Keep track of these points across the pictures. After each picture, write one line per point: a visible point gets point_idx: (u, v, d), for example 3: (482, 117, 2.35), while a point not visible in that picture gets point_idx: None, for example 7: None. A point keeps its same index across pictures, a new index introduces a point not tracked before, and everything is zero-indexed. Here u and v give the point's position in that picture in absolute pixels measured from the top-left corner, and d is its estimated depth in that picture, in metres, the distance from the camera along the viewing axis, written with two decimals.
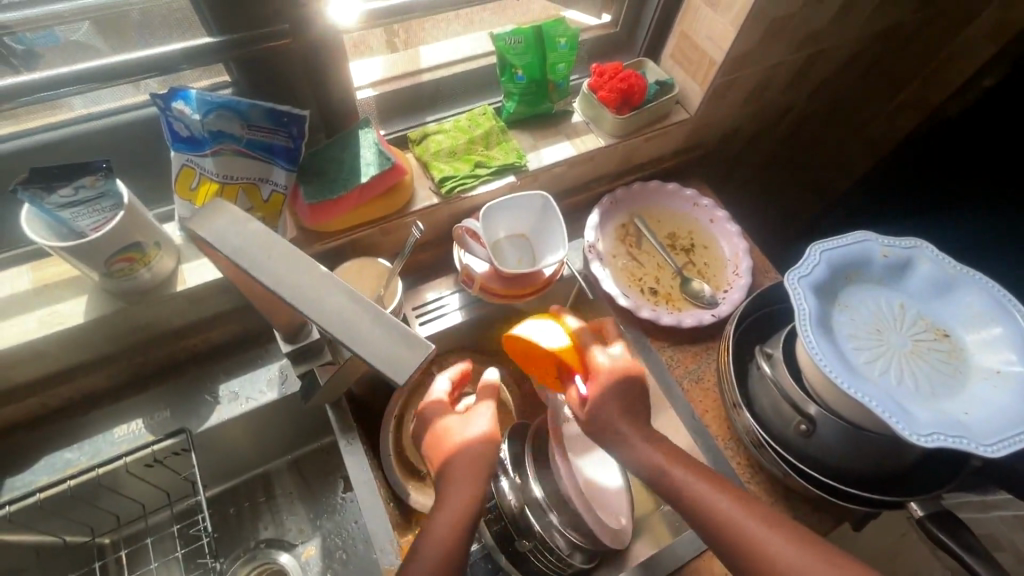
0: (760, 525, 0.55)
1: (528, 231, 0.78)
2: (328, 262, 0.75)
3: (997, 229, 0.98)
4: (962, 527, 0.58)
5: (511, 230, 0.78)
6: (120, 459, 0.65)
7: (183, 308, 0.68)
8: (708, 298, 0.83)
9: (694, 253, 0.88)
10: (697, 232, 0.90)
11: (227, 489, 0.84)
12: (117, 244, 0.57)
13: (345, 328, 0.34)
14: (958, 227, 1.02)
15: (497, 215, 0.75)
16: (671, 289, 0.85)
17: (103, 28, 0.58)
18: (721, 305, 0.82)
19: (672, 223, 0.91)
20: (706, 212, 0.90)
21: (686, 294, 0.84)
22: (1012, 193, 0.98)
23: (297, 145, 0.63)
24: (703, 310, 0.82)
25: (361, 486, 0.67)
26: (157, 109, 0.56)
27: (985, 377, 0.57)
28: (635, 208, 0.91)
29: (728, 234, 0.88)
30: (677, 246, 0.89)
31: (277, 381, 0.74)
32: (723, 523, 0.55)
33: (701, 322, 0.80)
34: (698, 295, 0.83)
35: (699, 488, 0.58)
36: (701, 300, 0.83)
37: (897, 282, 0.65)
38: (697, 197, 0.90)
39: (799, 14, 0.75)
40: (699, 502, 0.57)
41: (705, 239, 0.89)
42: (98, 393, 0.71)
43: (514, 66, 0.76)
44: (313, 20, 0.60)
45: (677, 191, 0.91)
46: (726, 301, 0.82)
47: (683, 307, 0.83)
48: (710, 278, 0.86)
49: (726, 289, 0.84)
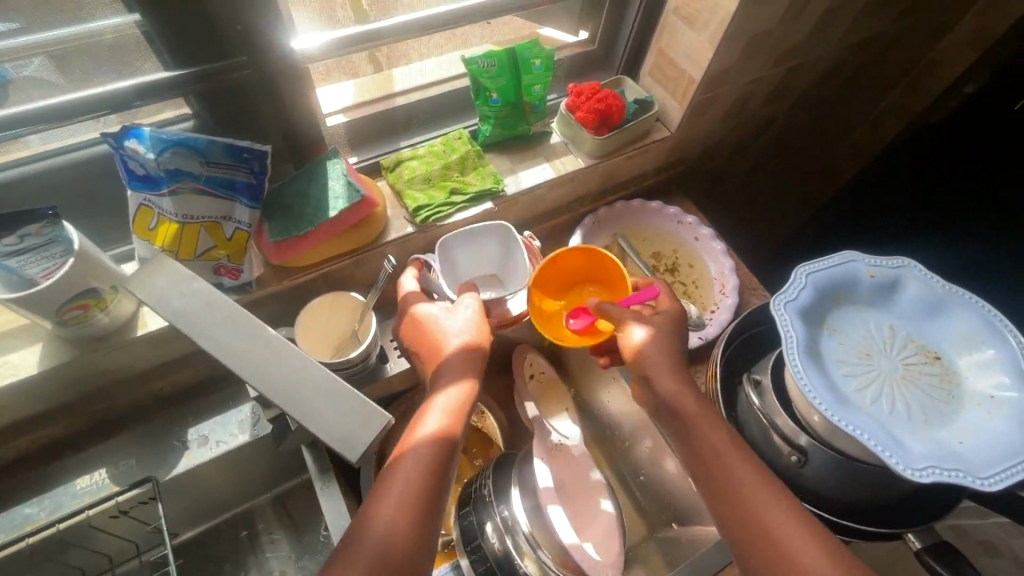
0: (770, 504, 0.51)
1: (497, 271, 0.78)
2: (301, 295, 0.72)
3: (994, 254, 0.92)
4: (960, 559, 0.55)
5: (477, 272, 0.77)
6: (83, 513, 0.62)
7: (146, 353, 0.65)
8: (696, 319, 0.79)
9: (679, 273, 0.86)
10: (682, 250, 0.88)
11: (202, 533, 0.81)
12: (70, 291, 0.54)
13: (296, 399, 0.33)
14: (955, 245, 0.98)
15: (462, 250, 0.74)
16: None
17: (59, 63, 0.54)
18: (709, 327, 0.79)
19: (656, 242, 0.89)
20: (690, 230, 0.88)
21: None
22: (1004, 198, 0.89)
23: (260, 181, 0.60)
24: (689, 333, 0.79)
25: (338, 532, 0.63)
26: (112, 148, 0.53)
27: (978, 403, 0.55)
28: (619, 228, 0.89)
29: (714, 252, 0.86)
30: (661, 267, 0.87)
31: (250, 423, 0.70)
32: (753, 512, 0.51)
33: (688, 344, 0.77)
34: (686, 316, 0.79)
35: (724, 451, 0.55)
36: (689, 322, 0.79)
37: (886, 303, 0.63)
38: (682, 215, 0.88)
39: (777, 29, 0.73)
40: (734, 482, 0.53)
41: (689, 257, 0.88)
42: (60, 442, 0.68)
43: (489, 89, 0.74)
44: (273, 48, 0.58)
45: (660, 210, 0.89)
46: (713, 322, 0.80)
47: None
48: (697, 297, 0.84)
49: (713, 309, 0.82)
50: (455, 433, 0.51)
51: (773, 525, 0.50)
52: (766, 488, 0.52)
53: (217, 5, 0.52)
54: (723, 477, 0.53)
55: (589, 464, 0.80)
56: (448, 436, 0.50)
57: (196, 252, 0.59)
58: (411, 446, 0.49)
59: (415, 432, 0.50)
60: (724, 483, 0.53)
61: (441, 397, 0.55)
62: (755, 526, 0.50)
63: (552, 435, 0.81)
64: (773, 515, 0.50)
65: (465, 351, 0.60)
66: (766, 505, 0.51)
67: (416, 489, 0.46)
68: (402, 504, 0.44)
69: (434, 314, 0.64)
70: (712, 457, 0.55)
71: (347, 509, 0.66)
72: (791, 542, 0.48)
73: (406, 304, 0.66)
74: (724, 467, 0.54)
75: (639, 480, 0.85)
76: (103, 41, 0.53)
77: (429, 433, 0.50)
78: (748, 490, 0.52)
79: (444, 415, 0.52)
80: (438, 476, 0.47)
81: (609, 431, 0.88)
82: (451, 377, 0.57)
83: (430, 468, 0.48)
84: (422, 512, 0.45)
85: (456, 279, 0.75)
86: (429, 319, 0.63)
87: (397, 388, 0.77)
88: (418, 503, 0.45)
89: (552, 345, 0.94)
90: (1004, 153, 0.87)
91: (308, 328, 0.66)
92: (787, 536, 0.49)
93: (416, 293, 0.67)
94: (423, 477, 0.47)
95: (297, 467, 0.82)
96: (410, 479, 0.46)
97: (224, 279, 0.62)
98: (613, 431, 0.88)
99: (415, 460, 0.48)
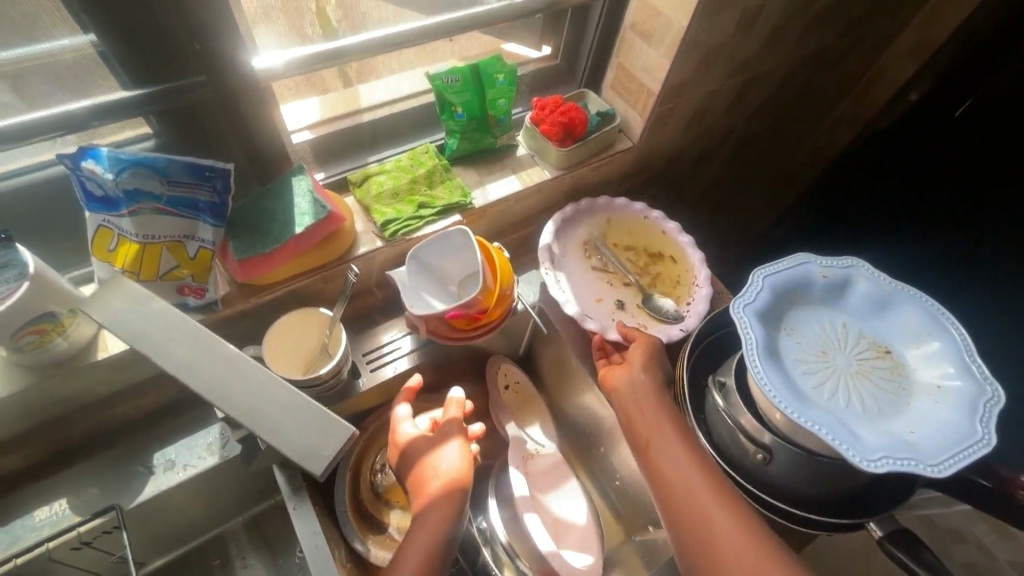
0: (673, 436, 0.60)
1: (468, 274, 0.74)
2: (270, 312, 0.72)
3: (978, 258, 0.88)
4: (922, 547, 0.57)
5: (456, 277, 0.74)
6: (42, 545, 0.60)
7: (108, 376, 0.63)
8: (673, 313, 0.80)
9: (653, 267, 0.86)
10: (654, 245, 0.88)
11: (169, 564, 0.78)
12: (26, 315, 0.53)
13: (256, 415, 0.35)
14: (926, 237, 0.94)
15: (434, 256, 0.72)
16: (635, 307, 0.82)
17: (9, 85, 0.52)
18: (687, 319, 0.79)
19: (627, 238, 0.89)
20: (658, 225, 0.89)
21: (649, 309, 0.81)
22: (965, 212, 0.89)
23: (223, 199, 0.60)
24: (670, 326, 0.79)
25: (312, 552, 0.62)
26: (67, 169, 0.53)
27: (928, 394, 0.58)
28: (588, 224, 0.89)
29: (682, 246, 0.87)
30: (635, 259, 0.87)
31: (218, 445, 0.69)
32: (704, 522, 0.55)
33: (670, 338, 0.77)
34: (662, 310, 0.81)
35: (644, 394, 0.64)
36: (666, 316, 0.80)
37: (838, 301, 0.66)
38: (648, 210, 0.89)
39: (729, 43, 0.77)
40: (665, 465, 0.59)
41: (661, 251, 0.87)
42: (18, 474, 0.66)
43: (453, 104, 0.76)
44: (232, 67, 0.57)
45: (628, 206, 0.90)
46: (692, 314, 0.80)
47: (649, 324, 0.80)
48: (671, 292, 0.83)
49: (689, 302, 0.82)
50: (462, 491, 0.60)
51: (690, 501, 0.56)
52: (693, 474, 0.57)
53: (177, 24, 0.52)
54: (709, 540, 0.54)
55: (566, 470, 0.83)
56: (455, 488, 0.59)
57: (158, 273, 0.58)
58: (426, 505, 0.58)
59: (430, 491, 0.59)
60: (711, 548, 0.53)
61: (442, 461, 0.62)
62: (655, 456, 0.60)
63: (528, 445, 0.83)
64: (704, 511, 0.55)
65: (457, 423, 0.66)
66: (670, 439, 0.60)
67: (433, 543, 0.56)
68: (420, 560, 0.54)
69: (411, 426, 0.67)
70: (650, 442, 0.61)
71: (321, 528, 0.65)
72: (677, 467, 0.58)
73: (396, 403, 0.70)
74: (659, 451, 0.60)
75: (613, 486, 0.86)
76: (71, 62, 0.53)
77: (440, 496, 0.59)
78: (732, 558, 0.52)
79: (452, 476, 0.61)
80: (457, 521, 0.58)
81: (583, 437, 0.89)
82: (450, 438, 0.65)
83: (441, 526, 0.57)
84: (438, 563, 0.55)
85: (428, 287, 0.72)
86: (406, 444, 0.65)
87: (371, 401, 0.77)
88: (440, 549, 0.56)
89: (525, 354, 0.94)
90: (978, 141, 0.87)
91: (276, 347, 0.66)
92: (697, 517, 0.55)
93: (407, 395, 0.70)
94: (437, 535, 0.56)
95: (272, 486, 0.80)
96: (426, 540, 0.56)
97: (188, 298, 0.61)
98: (587, 439, 0.88)
99: (433, 521, 0.57)
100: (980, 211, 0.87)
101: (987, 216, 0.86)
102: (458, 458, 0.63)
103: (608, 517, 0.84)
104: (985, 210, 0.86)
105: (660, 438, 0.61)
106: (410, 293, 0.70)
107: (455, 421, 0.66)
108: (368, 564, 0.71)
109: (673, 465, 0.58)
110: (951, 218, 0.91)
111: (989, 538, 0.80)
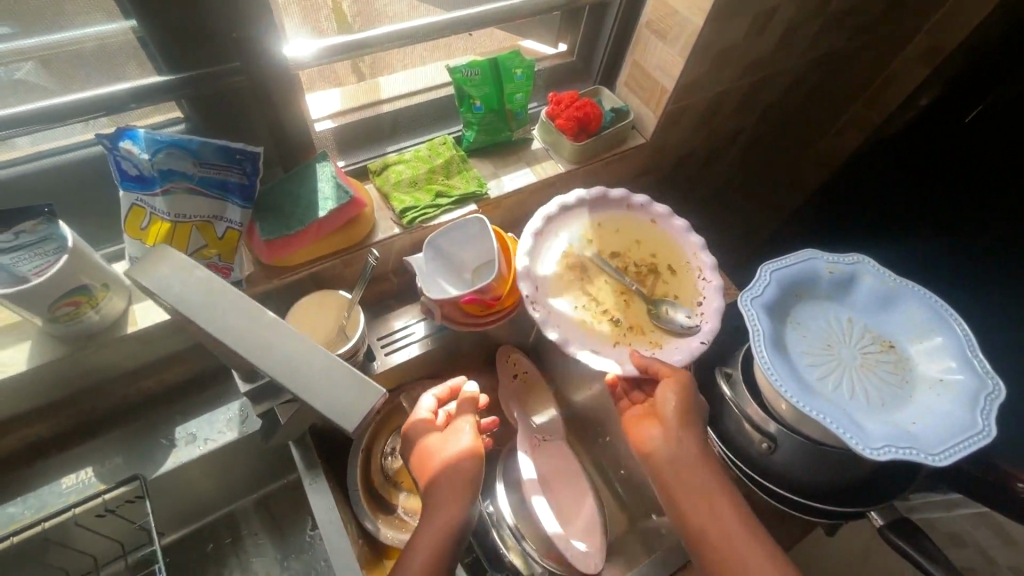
0: (687, 457, 0.63)
1: (479, 262, 0.76)
2: (290, 294, 0.74)
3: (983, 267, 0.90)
4: (921, 533, 0.59)
5: (468, 266, 0.76)
6: (70, 510, 0.62)
7: (135, 350, 0.66)
8: (685, 324, 0.69)
9: (651, 267, 0.75)
10: (646, 239, 0.78)
11: (184, 537, 0.80)
12: (63, 287, 0.55)
13: (293, 373, 0.37)
14: (919, 232, 0.96)
15: (450, 243, 0.74)
16: (641, 320, 0.71)
17: (50, 68, 0.55)
18: (704, 326, 0.69)
19: (612, 236, 0.78)
20: (645, 213, 0.79)
21: (658, 323, 0.71)
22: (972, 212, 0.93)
23: (252, 180, 0.62)
24: (687, 339, 0.69)
25: (327, 526, 0.64)
26: (106, 150, 0.56)
27: (930, 387, 0.59)
28: (569, 227, 0.77)
29: (677, 233, 0.77)
30: (627, 261, 0.76)
31: (237, 420, 0.72)
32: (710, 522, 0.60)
33: (691, 354, 0.67)
34: (672, 321, 0.70)
35: (670, 440, 0.63)
36: (678, 328, 0.70)
37: (843, 297, 0.67)
38: (630, 197, 0.79)
39: (742, 44, 0.78)
40: (676, 475, 0.62)
41: (656, 244, 0.77)
42: (47, 442, 0.68)
43: (472, 97, 0.78)
44: (263, 55, 0.60)
45: (605, 196, 0.78)
46: (707, 320, 0.70)
47: (661, 339, 0.70)
48: (678, 293, 0.73)
49: (701, 303, 0.72)
50: (472, 470, 0.63)
51: (697, 506, 0.61)
52: (702, 483, 0.62)
53: (213, 12, 0.54)
54: (714, 540, 0.59)
55: (572, 457, 0.85)
56: (464, 466, 0.62)
57: (188, 250, 0.60)
58: (436, 482, 0.61)
59: (440, 469, 0.62)
60: (718, 543, 0.59)
61: (455, 441, 0.64)
62: (669, 473, 0.63)
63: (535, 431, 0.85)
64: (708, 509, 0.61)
65: (467, 404, 0.68)
66: (684, 459, 0.63)
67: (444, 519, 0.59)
68: (433, 535, 0.58)
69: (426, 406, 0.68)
70: (661, 456, 0.64)
71: (335, 504, 0.67)
72: (687, 479, 0.62)
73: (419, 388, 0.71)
74: (672, 467, 0.63)
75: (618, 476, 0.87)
76: (110, 47, 0.56)
77: (450, 473, 0.62)
78: (732, 550, 0.58)
79: (461, 456, 0.63)
80: (468, 495, 0.61)
81: (589, 427, 0.91)
82: (462, 419, 0.67)
83: (453, 500, 0.60)
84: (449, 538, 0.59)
85: (441, 274, 0.74)
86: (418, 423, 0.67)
87: (385, 384, 0.79)
88: (451, 525, 0.59)
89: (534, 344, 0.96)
90: (980, 141, 0.92)
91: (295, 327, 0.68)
92: (709, 525, 0.60)
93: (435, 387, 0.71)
94: (448, 512, 0.60)
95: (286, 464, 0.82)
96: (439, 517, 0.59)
97: None
98: (592, 428, 0.90)
99: (444, 500, 0.60)
100: (982, 213, 0.92)
101: (988, 219, 0.91)
102: (468, 440, 0.64)
103: (612, 506, 0.86)
104: (987, 212, 0.92)
105: (676, 461, 0.63)
106: (424, 277, 0.72)
107: (467, 403, 0.68)
108: (376, 543, 0.73)
109: (683, 476, 0.62)
110: (962, 222, 0.93)
111: (990, 541, 0.80)
